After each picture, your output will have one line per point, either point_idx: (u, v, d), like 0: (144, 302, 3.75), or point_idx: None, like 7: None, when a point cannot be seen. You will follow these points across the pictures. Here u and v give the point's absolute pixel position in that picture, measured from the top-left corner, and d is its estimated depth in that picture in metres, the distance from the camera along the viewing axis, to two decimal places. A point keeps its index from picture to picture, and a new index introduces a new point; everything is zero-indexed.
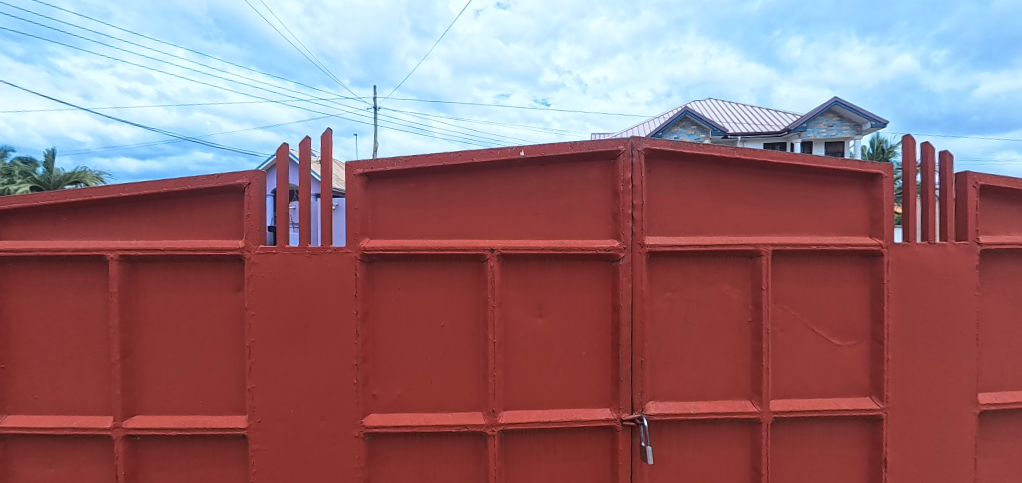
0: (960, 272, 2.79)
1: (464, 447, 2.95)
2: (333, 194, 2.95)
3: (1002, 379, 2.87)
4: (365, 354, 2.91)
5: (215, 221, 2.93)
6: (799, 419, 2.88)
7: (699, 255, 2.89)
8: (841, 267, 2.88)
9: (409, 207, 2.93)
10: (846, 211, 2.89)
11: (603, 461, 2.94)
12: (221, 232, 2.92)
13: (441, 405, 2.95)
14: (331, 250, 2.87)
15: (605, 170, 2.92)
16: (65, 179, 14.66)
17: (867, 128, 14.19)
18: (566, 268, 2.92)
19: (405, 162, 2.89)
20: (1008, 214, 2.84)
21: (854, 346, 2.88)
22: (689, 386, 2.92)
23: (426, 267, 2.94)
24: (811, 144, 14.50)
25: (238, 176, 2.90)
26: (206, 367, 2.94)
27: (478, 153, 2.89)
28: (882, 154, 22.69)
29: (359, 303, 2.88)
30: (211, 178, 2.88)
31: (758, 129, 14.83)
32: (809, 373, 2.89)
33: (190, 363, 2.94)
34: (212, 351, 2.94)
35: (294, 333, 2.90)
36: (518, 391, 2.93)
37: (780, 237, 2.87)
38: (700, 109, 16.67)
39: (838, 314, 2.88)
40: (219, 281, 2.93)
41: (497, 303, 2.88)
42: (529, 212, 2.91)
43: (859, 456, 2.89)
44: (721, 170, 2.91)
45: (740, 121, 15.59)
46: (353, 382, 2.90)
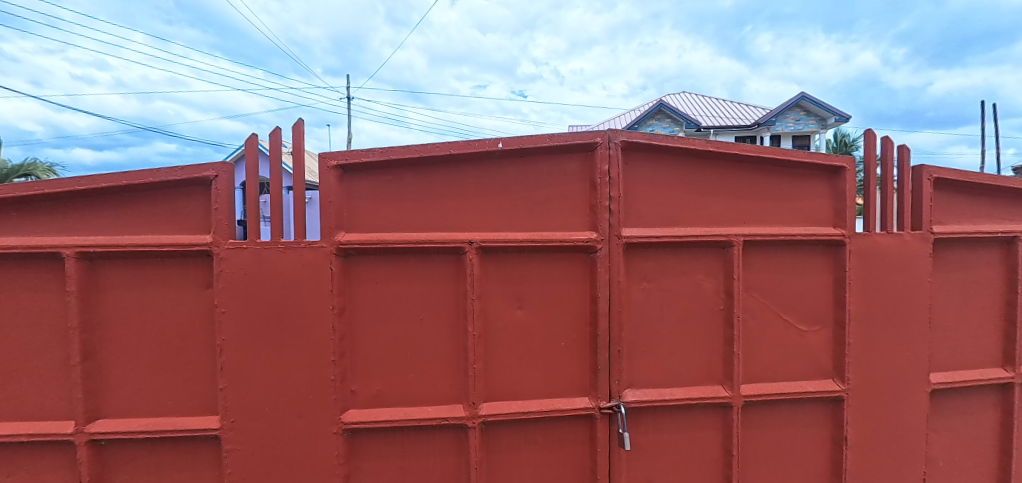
0: (916, 259, 2.95)
1: (445, 439, 2.95)
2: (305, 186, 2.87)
3: (952, 359, 3.06)
4: (342, 349, 2.86)
5: (181, 214, 2.80)
6: (767, 402, 3.01)
7: (674, 246, 2.96)
8: (807, 256, 3.00)
9: (386, 200, 2.88)
10: (812, 201, 3.01)
11: (583, 449, 2.99)
12: (187, 227, 2.81)
13: (421, 398, 2.93)
14: (305, 243, 2.80)
15: (583, 162, 2.94)
16: (17, 172, 13.81)
17: (832, 123, 14.80)
18: (546, 260, 2.94)
19: (381, 153, 2.84)
20: (959, 205, 3.02)
21: (818, 331, 3.01)
22: (666, 373, 2.99)
23: (404, 261, 2.90)
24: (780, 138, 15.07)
25: (203, 168, 2.78)
26: (175, 367, 2.83)
27: (456, 145, 2.87)
28: (843, 147, 23.66)
29: (335, 298, 2.83)
30: (176, 170, 2.76)
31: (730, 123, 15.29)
32: (777, 358, 3.01)
33: (157, 363, 2.83)
34: (180, 351, 2.83)
35: (267, 329, 2.82)
36: (500, 382, 2.95)
37: (751, 228, 2.97)
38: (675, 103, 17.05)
39: (805, 301, 3.01)
40: (187, 277, 2.81)
41: (477, 295, 2.88)
42: (508, 204, 2.91)
43: (823, 435, 3.03)
44: (695, 163, 2.98)
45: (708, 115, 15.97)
46: (330, 378, 2.85)
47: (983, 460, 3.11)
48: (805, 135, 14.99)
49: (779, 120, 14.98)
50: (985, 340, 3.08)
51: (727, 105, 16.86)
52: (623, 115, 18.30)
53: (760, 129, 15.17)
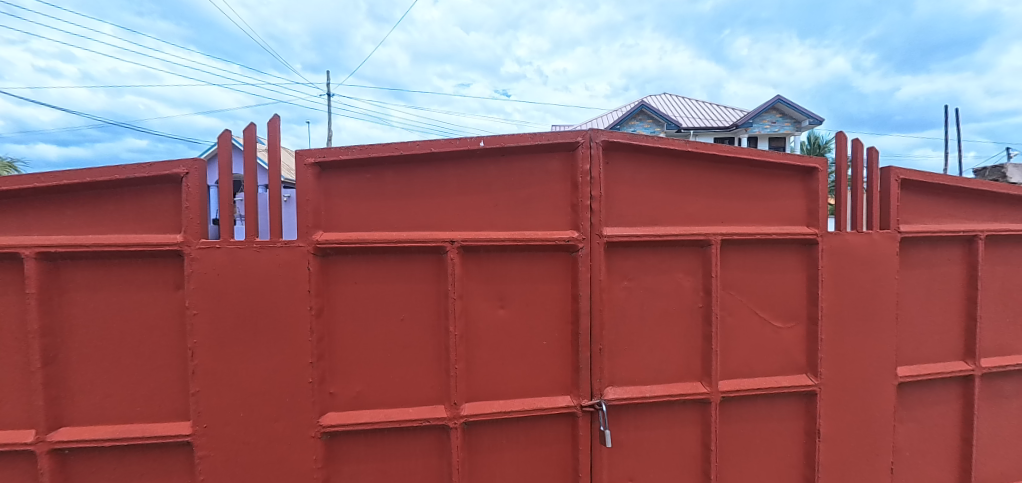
0: (883, 257, 3.07)
1: (426, 441, 2.93)
2: (281, 184, 2.80)
3: (917, 353, 3.19)
4: (321, 351, 2.81)
5: (150, 213, 2.70)
6: (744, 398, 3.08)
7: (654, 245, 3.00)
8: (781, 255, 3.08)
9: (366, 199, 2.84)
10: (786, 201, 3.09)
11: (565, 447, 3.01)
12: (157, 226, 2.71)
13: (402, 400, 2.90)
14: (281, 243, 2.74)
15: (565, 161, 2.95)
16: None
17: (806, 125, 15.34)
18: (528, 259, 2.94)
19: (361, 151, 2.80)
20: (924, 205, 3.15)
21: (792, 328, 3.10)
22: (647, 371, 3.04)
23: (384, 260, 2.86)
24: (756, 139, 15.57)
25: (173, 165, 2.69)
26: (144, 372, 2.73)
27: (437, 143, 2.84)
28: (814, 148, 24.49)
29: (313, 299, 2.77)
30: (143, 167, 2.66)
31: (708, 124, 15.71)
32: (753, 354, 3.09)
33: (124, 368, 2.72)
34: (149, 354, 2.73)
35: (241, 332, 2.75)
36: (482, 383, 2.94)
37: (728, 227, 3.04)
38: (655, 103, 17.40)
39: (779, 299, 3.09)
40: (156, 278, 2.71)
41: (459, 295, 2.86)
42: (490, 203, 2.90)
43: (797, 428, 3.12)
44: (674, 163, 3.02)
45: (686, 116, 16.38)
46: (308, 380, 2.79)
47: (946, 449, 3.26)
48: (781, 137, 15.50)
49: (756, 123, 15.52)
50: (947, 334, 3.22)
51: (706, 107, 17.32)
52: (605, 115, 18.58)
53: (737, 130, 15.62)
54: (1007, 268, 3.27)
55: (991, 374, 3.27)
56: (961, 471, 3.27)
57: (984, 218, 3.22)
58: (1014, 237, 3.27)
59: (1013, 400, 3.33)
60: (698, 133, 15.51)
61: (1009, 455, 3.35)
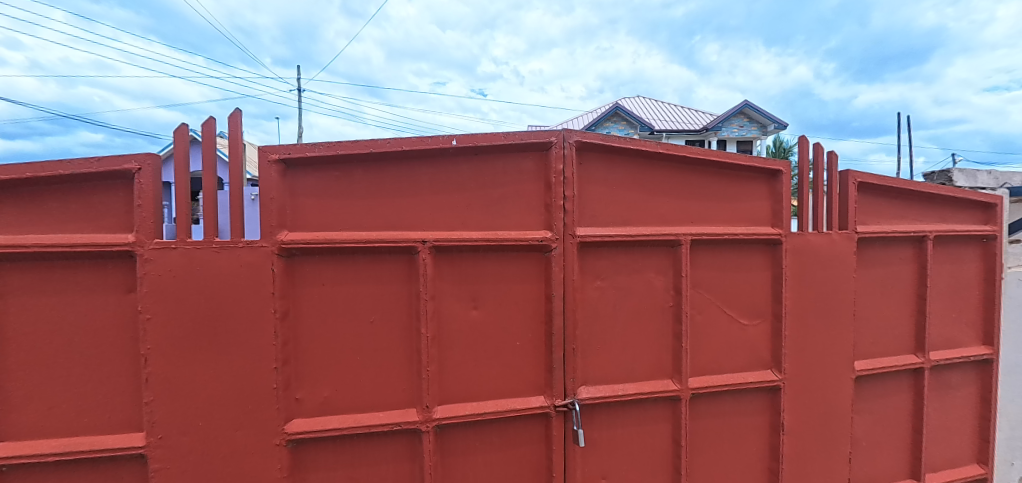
0: (840, 257, 3.22)
1: (397, 446, 2.86)
2: (243, 182, 2.68)
3: (872, 348, 3.36)
4: (286, 356, 2.72)
5: (99, 211, 2.55)
6: (713, 394, 3.16)
7: (627, 245, 3.04)
8: (747, 254, 3.18)
9: (336, 197, 2.76)
10: (752, 203, 3.20)
11: (538, 447, 3.01)
12: (107, 225, 2.56)
13: (372, 404, 2.83)
14: (243, 243, 2.63)
15: (538, 161, 2.95)
16: None
17: (772, 131, 16.53)
18: (501, 260, 2.93)
19: (328, 148, 2.71)
20: (878, 207, 3.32)
21: (758, 325, 3.20)
22: (619, 369, 3.08)
23: (354, 261, 2.79)
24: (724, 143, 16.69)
25: (124, 160, 2.54)
26: (92, 381, 2.57)
27: (409, 141, 2.78)
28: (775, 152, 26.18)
29: (278, 301, 2.67)
30: (91, 161, 2.51)
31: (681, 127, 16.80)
32: (721, 351, 3.17)
33: (69, 377, 2.55)
34: (97, 362, 2.57)
35: (200, 337, 2.62)
36: (455, 384, 2.90)
37: (698, 227, 3.12)
38: (631, 106, 18.43)
39: (745, 297, 3.19)
40: (105, 281, 2.56)
41: (430, 296, 2.82)
42: (463, 202, 2.88)
43: (761, 422, 3.23)
44: (646, 164, 3.07)
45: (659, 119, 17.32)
46: (272, 386, 2.69)
47: (898, 438, 3.45)
48: (748, 141, 16.66)
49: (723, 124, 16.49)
50: (898, 330, 3.40)
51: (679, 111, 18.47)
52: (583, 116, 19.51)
53: (707, 134, 16.71)
54: (952, 266, 3.49)
55: (939, 366, 3.48)
56: (912, 458, 3.47)
57: (932, 220, 3.43)
58: (958, 238, 3.49)
59: (957, 390, 3.56)
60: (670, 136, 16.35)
61: (953, 442, 3.58)
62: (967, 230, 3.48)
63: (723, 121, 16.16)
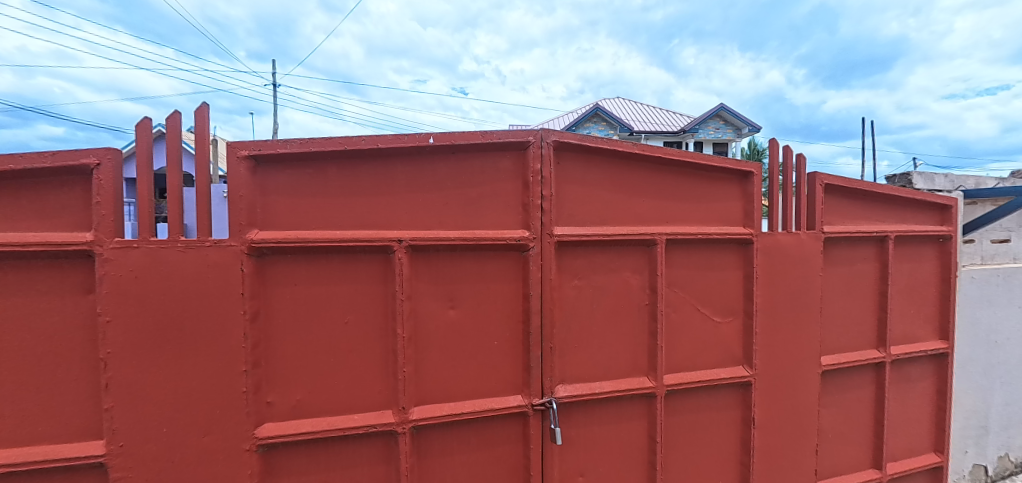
0: (808, 256, 3.35)
1: (373, 448, 2.79)
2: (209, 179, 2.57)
3: (838, 343, 3.50)
4: (256, 358, 2.63)
5: (53, 209, 2.43)
6: (687, 390, 3.21)
7: (603, 244, 3.03)
8: (720, 253, 3.25)
9: (308, 195, 2.68)
10: (725, 203, 3.29)
11: (516, 447, 2.96)
12: (61, 223, 2.44)
13: (346, 406, 2.75)
14: (210, 242, 2.54)
15: (515, 160, 2.90)
16: None
17: (746, 132, 17.71)
18: (477, 259, 2.87)
19: (300, 144, 2.62)
20: (843, 208, 3.46)
21: (730, 322, 3.28)
22: (595, 368, 3.06)
23: (327, 261, 2.70)
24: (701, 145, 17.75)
25: (81, 155, 2.42)
26: (46, 387, 2.43)
27: (384, 139, 2.71)
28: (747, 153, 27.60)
29: (247, 302, 2.59)
30: (46, 156, 2.38)
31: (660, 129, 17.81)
32: (695, 348, 3.22)
33: (21, 384, 2.41)
34: (53, 368, 2.44)
35: (164, 339, 2.53)
36: (431, 385, 2.84)
37: (673, 227, 3.16)
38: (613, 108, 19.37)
39: (717, 295, 3.26)
40: (61, 282, 2.43)
41: (406, 296, 2.75)
42: (439, 201, 2.81)
43: (732, 417, 3.31)
44: (623, 164, 3.08)
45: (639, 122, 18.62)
46: (242, 390, 2.60)
47: (861, 429, 3.60)
48: (724, 142, 17.76)
49: (701, 128, 17.62)
50: (861, 326, 3.55)
51: (658, 112, 19.48)
52: (568, 116, 20.35)
53: (685, 136, 17.77)
54: (911, 264, 3.67)
55: (899, 360, 3.65)
56: (874, 449, 3.63)
57: (893, 221, 3.60)
58: (916, 237, 3.67)
59: (915, 383, 3.74)
60: (649, 137, 17.59)
61: (912, 432, 3.75)
62: (925, 231, 3.67)
63: (699, 124, 17.33)
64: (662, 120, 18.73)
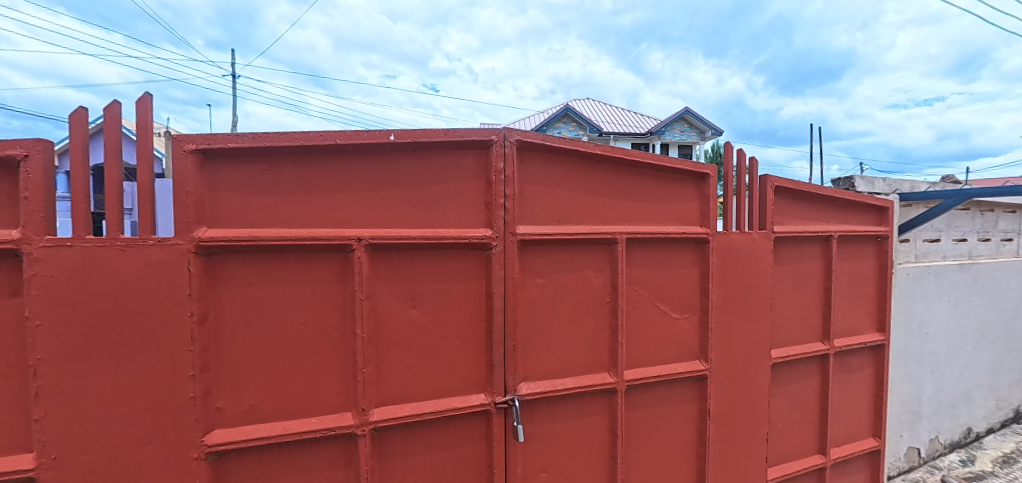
0: (759, 255, 3.48)
1: (331, 452, 2.71)
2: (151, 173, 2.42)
3: (786, 337, 3.65)
4: (204, 362, 2.50)
5: None
6: (647, 385, 3.28)
7: (566, 243, 3.06)
8: (678, 252, 3.34)
9: (261, 192, 2.57)
10: (683, 204, 3.37)
11: (479, 446, 2.95)
12: None
13: (303, 410, 2.66)
14: (154, 241, 2.40)
15: (478, 159, 2.87)
16: None
17: (709, 135, 18.37)
18: (440, 258, 2.83)
19: (253, 139, 2.52)
20: (792, 209, 3.62)
21: (687, 318, 3.37)
22: (558, 365, 3.08)
23: (282, 260, 2.61)
24: (666, 147, 18.25)
25: (7, 146, 2.24)
26: None
27: (343, 135, 2.63)
28: None
29: (194, 303, 2.47)
30: None
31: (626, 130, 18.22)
32: (654, 344, 3.29)
33: None
34: None
35: (101, 344, 2.37)
36: (393, 386, 2.78)
37: (633, 227, 3.21)
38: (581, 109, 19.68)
39: (676, 293, 3.34)
40: None
41: (366, 296, 2.68)
42: (400, 199, 2.75)
43: (689, 410, 3.40)
44: (586, 164, 3.10)
45: (604, 122, 18.93)
46: (189, 396, 2.48)
47: (807, 418, 3.78)
48: (687, 145, 18.35)
49: (668, 130, 18.22)
50: (808, 321, 3.72)
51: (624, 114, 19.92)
52: (538, 116, 20.53)
53: (650, 137, 18.25)
54: (852, 262, 3.88)
55: (841, 352, 3.85)
56: (819, 435, 3.82)
57: (837, 221, 3.79)
58: (857, 237, 3.88)
59: (856, 373, 3.96)
60: (617, 137, 17.83)
61: (853, 419, 3.97)
62: (865, 231, 3.89)
63: (665, 126, 17.80)
64: (629, 122, 19.17)
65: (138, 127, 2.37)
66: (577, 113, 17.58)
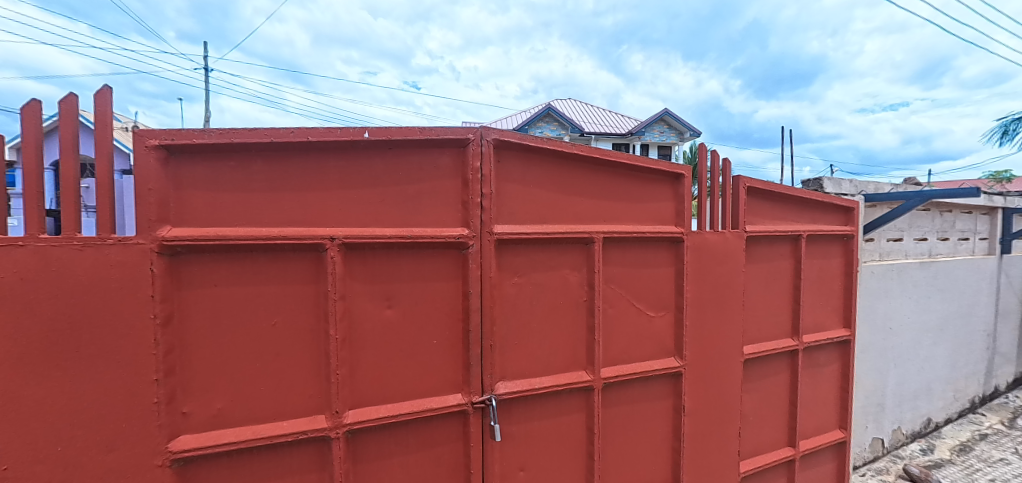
0: (732, 254, 3.54)
1: (304, 456, 2.65)
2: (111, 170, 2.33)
3: (758, 334, 3.72)
4: (169, 366, 2.42)
5: None
6: (624, 382, 3.30)
7: (543, 242, 3.05)
8: (654, 251, 3.37)
9: (229, 189, 2.50)
10: (659, 203, 3.40)
11: (456, 446, 2.92)
12: None
13: (274, 414, 2.60)
14: (114, 240, 2.31)
15: (455, 157, 2.84)
16: None
17: (688, 137, 18.63)
18: (417, 257, 2.79)
19: (220, 135, 2.45)
20: (763, 209, 3.69)
21: (663, 316, 3.40)
22: (536, 364, 3.08)
23: (251, 260, 2.53)
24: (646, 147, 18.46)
25: None
26: None
27: (316, 132, 2.57)
28: None
29: (157, 305, 2.38)
30: None
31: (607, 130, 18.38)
32: (631, 342, 3.31)
33: None
34: None
35: (56, 349, 2.27)
36: (368, 388, 2.73)
37: (610, 226, 3.23)
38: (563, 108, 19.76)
39: (652, 291, 3.36)
40: None
41: (340, 296, 2.63)
42: (375, 197, 2.70)
43: (665, 406, 3.44)
44: (563, 164, 3.10)
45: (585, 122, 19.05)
46: (153, 401, 2.39)
47: (778, 412, 3.86)
48: (666, 145, 18.61)
49: (647, 131, 18.44)
50: (778, 318, 3.80)
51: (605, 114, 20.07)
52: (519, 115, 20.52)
53: (631, 138, 18.45)
54: (821, 261, 3.97)
55: (810, 347, 3.95)
56: (789, 428, 3.91)
57: (806, 221, 3.88)
58: (825, 237, 3.98)
59: (824, 368, 4.06)
60: (598, 137, 17.96)
61: (821, 413, 4.07)
62: (833, 230, 3.99)
63: (645, 127, 18.00)
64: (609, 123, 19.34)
65: (96, 121, 2.27)
66: (558, 113, 17.65)
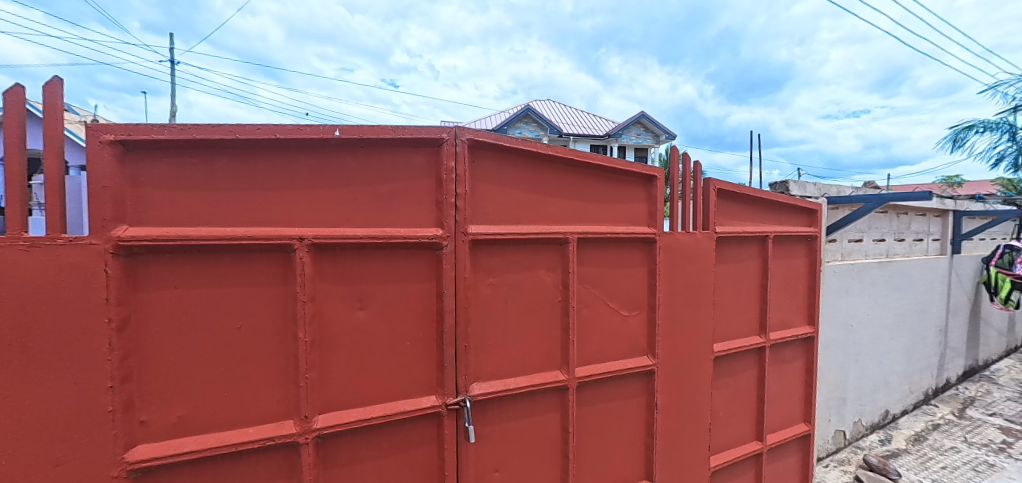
0: (702, 254, 3.59)
1: (271, 463, 2.57)
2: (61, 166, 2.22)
3: (728, 333, 3.79)
4: (125, 372, 2.31)
5: None
6: (598, 382, 3.31)
7: (517, 243, 3.04)
8: (627, 251, 3.38)
9: (191, 187, 2.40)
10: (633, 204, 3.43)
11: (430, 449, 2.88)
12: None
13: (239, 420, 2.51)
14: (65, 240, 2.20)
15: (429, 157, 2.80)
16: None
17: (663, 139, 18.88)
18: (389, 257, 2.74)
19: (181, 131, 2.35)
20: (732, 211, 3.76)
21: (636, 316, 3.42)
22: (511, 364, 3.06)
23: (215, 260, 2.45)
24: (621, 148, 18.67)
25: None
26: None
27: (284, 129, 2.49)
28: None
29: (113, 309, 2.27)
30: None
31: (583, 131, 18.54)
32: (604, 342, 3.33)
33: None
34: None
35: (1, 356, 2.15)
36: (338, 391, 2.67)
37: (584, 226, 3.23)
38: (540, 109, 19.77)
39: (626, 291, 3.38)
40: None
41: (309, 298, 2.56)
42: (346, 197, 2.64)
43: (638, 404, 3.46)
44: (537, 164, 3.09)
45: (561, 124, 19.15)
46: (107, 409, 2.28)
47: (746, 409, 3.93)
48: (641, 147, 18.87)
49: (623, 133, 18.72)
50: (747, 317, 3.87)
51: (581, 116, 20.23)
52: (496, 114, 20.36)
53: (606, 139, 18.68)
54: (787, 261, 4.07)
55: (777, 344, 4.04)
56: (757, 424, 3.99)
57: (773, 223, 3.97)
58: (792, 238, 4.08)
59: (790, 364, 4.16)
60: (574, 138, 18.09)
61: (787, 408, 4.17)
62: (799, 232, 4.09)
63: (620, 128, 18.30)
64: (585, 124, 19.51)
65: (45, 114, 2.16)
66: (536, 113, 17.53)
